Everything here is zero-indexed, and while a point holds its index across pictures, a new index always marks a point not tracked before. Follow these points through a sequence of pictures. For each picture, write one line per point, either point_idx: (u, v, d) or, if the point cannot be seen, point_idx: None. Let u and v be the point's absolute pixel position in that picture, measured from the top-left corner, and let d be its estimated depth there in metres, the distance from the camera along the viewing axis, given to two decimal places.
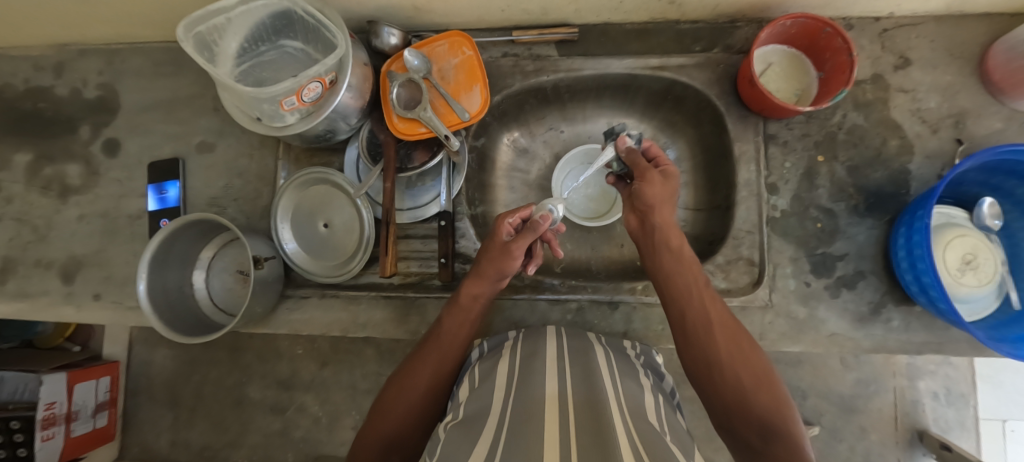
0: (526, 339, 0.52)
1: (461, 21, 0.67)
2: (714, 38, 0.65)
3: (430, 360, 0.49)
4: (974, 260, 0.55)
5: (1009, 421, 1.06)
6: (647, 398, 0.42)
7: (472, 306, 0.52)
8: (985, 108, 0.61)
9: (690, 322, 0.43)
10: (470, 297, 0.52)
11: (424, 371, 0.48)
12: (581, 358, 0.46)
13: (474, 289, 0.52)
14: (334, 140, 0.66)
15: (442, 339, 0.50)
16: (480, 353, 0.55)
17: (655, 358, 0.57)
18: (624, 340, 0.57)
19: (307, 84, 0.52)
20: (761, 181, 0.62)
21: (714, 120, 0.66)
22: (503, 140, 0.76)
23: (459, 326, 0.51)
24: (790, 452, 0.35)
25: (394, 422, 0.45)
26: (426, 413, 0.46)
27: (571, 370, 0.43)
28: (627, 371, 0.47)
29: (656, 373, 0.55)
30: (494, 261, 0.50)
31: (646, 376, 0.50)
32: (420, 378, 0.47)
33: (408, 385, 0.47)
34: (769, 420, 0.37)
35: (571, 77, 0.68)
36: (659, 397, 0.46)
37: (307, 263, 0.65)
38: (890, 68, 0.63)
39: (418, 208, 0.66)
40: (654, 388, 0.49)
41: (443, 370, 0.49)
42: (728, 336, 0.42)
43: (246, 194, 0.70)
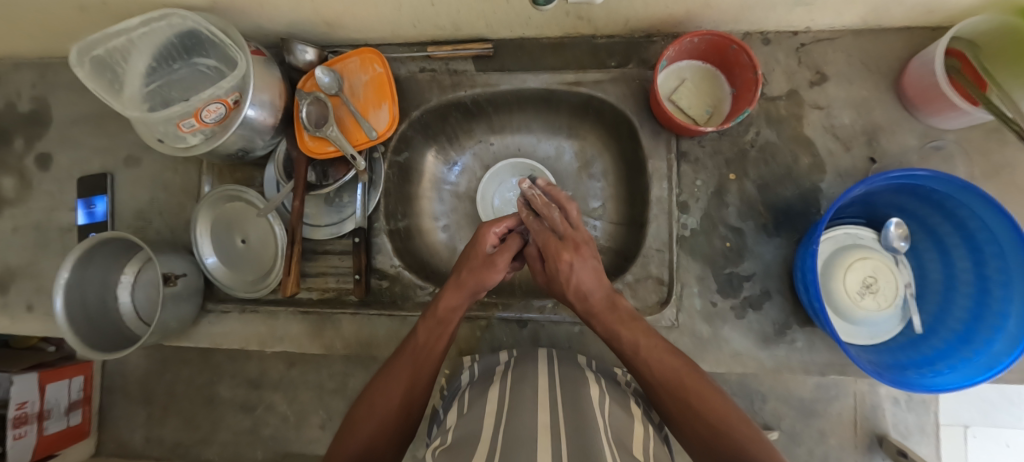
0: (516, 364, 0.54)
1: (377, 37, 0.67)
2: (630, 53, 0.64)
3: (402, 375, 0.46)
4: (874, 283, 0.54)
5: (970, 426, 1.05)
6: (636, 428, 0.43)
7: (448, 319, 0.50)
8: (901, 125, 0.60)
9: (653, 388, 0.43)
10: (447, 308, 0.50)
11: (397, 385, 0.45)
12: (573, 388, 0.47)
13: (451, 301, 0.51)
14: (252, 157, 0.67)
15: (417, 352, 0.48)
16: (470, 375, 0.57)
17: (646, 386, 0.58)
18: (615, 367, 0.59)
19: (207, 105, 0.53)
20: (670, 199, 0.61)
21: (631, 135, 0.66)
22: (428, 155, 0.75)
23: (434, 338, 0.49)
24: None
25: (363, 442, 0.41)
26: (398, 432, 0.43)
27: (561, 402, 0.43)
28: (617, 400, 0.49)
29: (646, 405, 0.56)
30: (476, 273, 0.51)
31: (635, 405, 0.50)
32: (393, 394, 0.44)
33: (380, 404, 0.44)
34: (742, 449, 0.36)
35: (489, 91, 0.67)
36: (647, 426, 0.47)
37: (226, 277, 0.67)
38: (806, 83, 0.62)
39: (337, 223, 0.67)
40: (644, 418, 0.49)
41: (414, 387, 0.45)
42: (689, 386, 0.42)
43: (171, 207, 0.71)
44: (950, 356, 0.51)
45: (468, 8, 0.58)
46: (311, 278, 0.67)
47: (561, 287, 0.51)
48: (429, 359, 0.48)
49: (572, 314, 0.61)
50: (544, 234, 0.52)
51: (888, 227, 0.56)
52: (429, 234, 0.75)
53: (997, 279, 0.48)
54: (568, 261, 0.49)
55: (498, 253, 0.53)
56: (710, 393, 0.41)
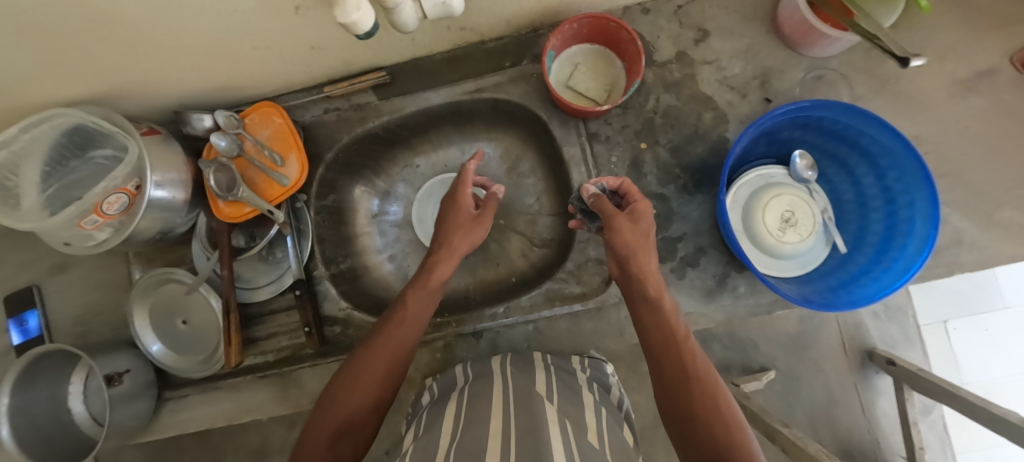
0: (473, 382, 0.53)
1: (272, 89, 0.66)
2: (522, 50, 0.66)
3: (388, 348, 0.41)
4: (793, 217, 0.56)
5: (949, 321, 1.08)
6: (589, 418, 0.44)
7: (435, 285, 0.48)
8: (787, 62, 0.62)
9: (668, 376, 0.37)
10: (440, 279, 0.48)
11: (380, 361, 0.40)
12: (525, 390, 0.47)
13: (444, 265, 0.49)
14: (174, 234, 0.66)
15: (399, 320, 0.44)
16: (430, 396, 0.57)
17: (606, 371, 0.57)
18: (573, 357, 0.57)
19: (106, 197, 0.53)
20: (591, 181, 0.63)
21: (543, 128, 0.67)
22: (357, 192, 0.75)
23: (420, 307, 0.46)
24: None
25: (350, 410, 0.37)
26: (380, 399, 0.39)
27: (514, 405, 0.43)
28: (568, 391, 0.49)
29: (605, 387, 0.55)
30: (461, 228, 0.51)
31: (591, 392, 0.50)
32: (379, 363, 0.40)
33: (363, 377, 0.39)
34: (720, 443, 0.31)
35: (398, 117, 0.68)
36: (601, 411, 0.47)
37: (177, 361, 0.65)
38: (691, 43, 0.63)
39: (276, 280, 0.66)
40: (599, 403, 0.49)
41: (399, 359, 0.42)
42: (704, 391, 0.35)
43: (109, 305, 0.69)
44: (874, 269, 0.53)
45: (352, 44, 0.58)
46: (263, 342, 0.66)
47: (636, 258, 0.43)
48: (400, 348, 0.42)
49: (523, 313, 0.62)
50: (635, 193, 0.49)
51: (796, 160, 0.58)
52: (376, 268, 0.75)
53: (898, 188, 0.51)
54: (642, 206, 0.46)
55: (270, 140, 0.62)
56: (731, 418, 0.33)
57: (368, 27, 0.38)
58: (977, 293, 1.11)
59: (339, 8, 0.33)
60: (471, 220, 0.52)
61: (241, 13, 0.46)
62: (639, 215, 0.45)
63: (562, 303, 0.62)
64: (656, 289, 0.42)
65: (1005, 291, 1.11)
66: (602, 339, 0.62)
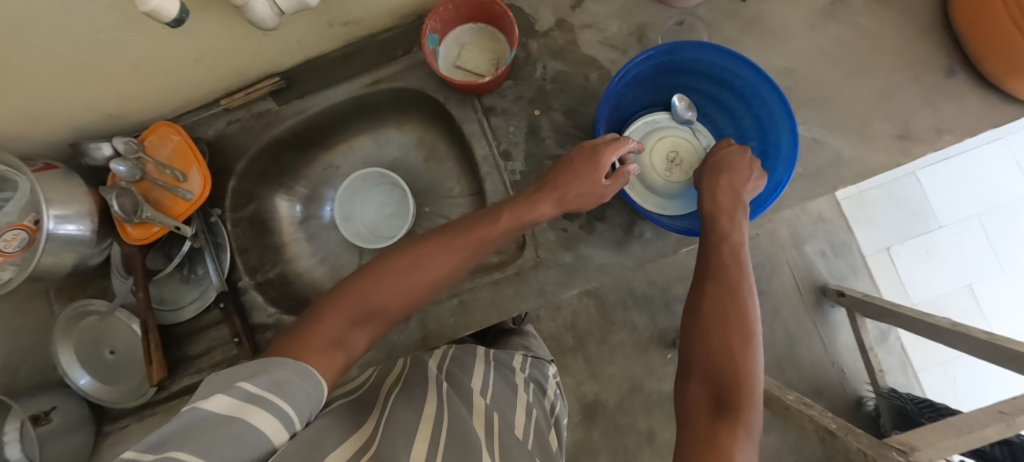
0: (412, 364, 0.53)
1: (170, 109, 0.67)
2: (411, 39, 0.68)
3: (446, 258, 0.42)
4: (678, 156, 0.60)
5: (893, 247, 1.12)
6: (518, 415, 0.47)
7: (528, 218, 0.46)
8: (658, 15, 0.66)
9: (709, 304, 0.40)
10: (535, 217, 0.46)
11: (439, 265, 0.41)
12: (459, 376, 0.49)
13: (544, 204, 0.47)
14: (89, 266, 0.66)
15: (476, 235, 0.43)
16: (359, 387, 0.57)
17: (544, 370, 0.62)
18: (514, 356, 0.60)
19: (3, 235, 0.52)
20: (494, 154, 0.65)
21: (444, 110, 0.69)
22: (279, 201, 0.76)
23: (502, 229, 0.45)
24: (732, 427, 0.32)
25: (389, 297, 0.39)
26: (416, 301, 0.41)
27: (448, 389, 0.45)
28: (501, 385, 0.51)
29: (540, 388, 0.57)
30: (573, 182, 0.47)
31: (525, 391, 0.53)
32: (432, 271, 0.41)
33: (419, 272, 0.40)
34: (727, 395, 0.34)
35: (301, 120, 0.69)
36: (533, 412, 0.50)
37: (107, 394, 0.64)
38: (568, 9, 0.67)
39: (202, 295, 0.67)
40: (531, 404, 0.52)
41: (449, 276, 0.42)
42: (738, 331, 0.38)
43: (34, 349, 0.68)
44: None
45: (235, 52, 0.60)
46: (197, 360, 0.66)
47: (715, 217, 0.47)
48: (450, 271, 0.42)
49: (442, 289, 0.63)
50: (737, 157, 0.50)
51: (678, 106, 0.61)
52: (309, 272, 0.76)
53: (763, 114, 0.56)
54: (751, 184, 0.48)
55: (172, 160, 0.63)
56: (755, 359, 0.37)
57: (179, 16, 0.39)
58: (912, 218, 1.13)
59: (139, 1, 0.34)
60: (599, 190, 0.48)
61: (100, 32, 0.47)
62: (728, 169, 0.49)
63: (481, 273, 0.64)
64: (742, 244, 0.45)
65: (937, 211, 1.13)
66: (525, 302, 0.63)
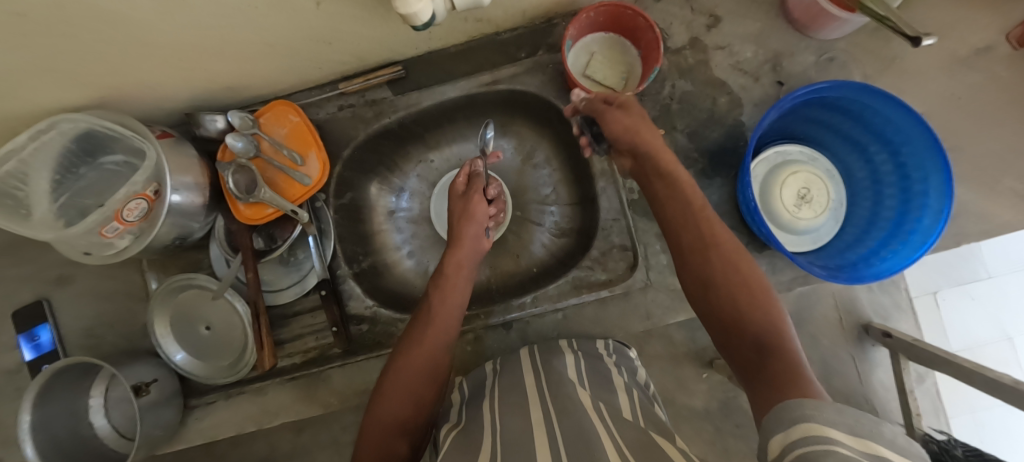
0: (502, 371, 0.56)
1: (285, 87, 0.65)
2: (536, 41, 0.66)
3: (422, 339, 0.49)
4: (809, 194, 0.58)
5: (939, 292, 1.11)
6: (621, 399, 0.46)
7: (458, 273, 0.56)
8: (797, 45, 0.64)
9: (691, 268, 0.43)
10: (456, 266, 0.56)
11: (422, 347, 0.49)
12: (555, 378, 0.49)
13: (456, 257, 0.57)
14: (190, 241, 0.65)
15: (429, 312, 0.52)
16: (462, 395, 0.56)
17: (628, 354, 0.59)
18: (598, 341, 0.59)
19: (127, 203, 0.51)
20: (612, 169, 0.64)
21: (560, 117, 0.67)
22: (374, 190, 0.75)
23: (446, 296, 0.53)
24: (781, 357, 0.32)
25: (398, 397, 0.45)
26: (428, 388, 0.47)
27: (545, 392, 0.47)
28: (600, 379, 0.50)
29: (632, 369, 0.56)
30: (468, 230, 0.59)
31: (620, 374, 0.52)
32: (417, 353, 0.48)
33: (406, 362, 0.48)
34: (762, 328, 0.36)
35: (413, 112, 0.68)
36: (633, 392, 0.49)
37: (201, 368, 0.64)
38: (703, 29, 0.64)
39: (299, 282, 0.66)
40: (629, 385, 0.51)
41: (438, 347, 0.49)
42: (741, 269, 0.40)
43: (122, 317, 0.68)
44: (891, 241, 0.54)
45: (367, 38, 0.58)
46: (288, 344, 0.66)
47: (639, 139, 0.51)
48: (435, 345, 0.49)
49: (551, 302, 0.63)
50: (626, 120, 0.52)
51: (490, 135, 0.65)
52: (397, 265, 0.75)
53: (911, 163, 0.53)
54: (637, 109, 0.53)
55: (286, 140, 0.62)
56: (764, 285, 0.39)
57: (423, 20, 0.40)
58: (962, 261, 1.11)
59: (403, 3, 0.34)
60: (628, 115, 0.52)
61: (255, 9, 0.45)
62: (626, 106, 0.54)
63: (589, 290, 0.63)
64: (688, 196, 0.46)
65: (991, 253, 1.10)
66: (628, 322, 0.62)
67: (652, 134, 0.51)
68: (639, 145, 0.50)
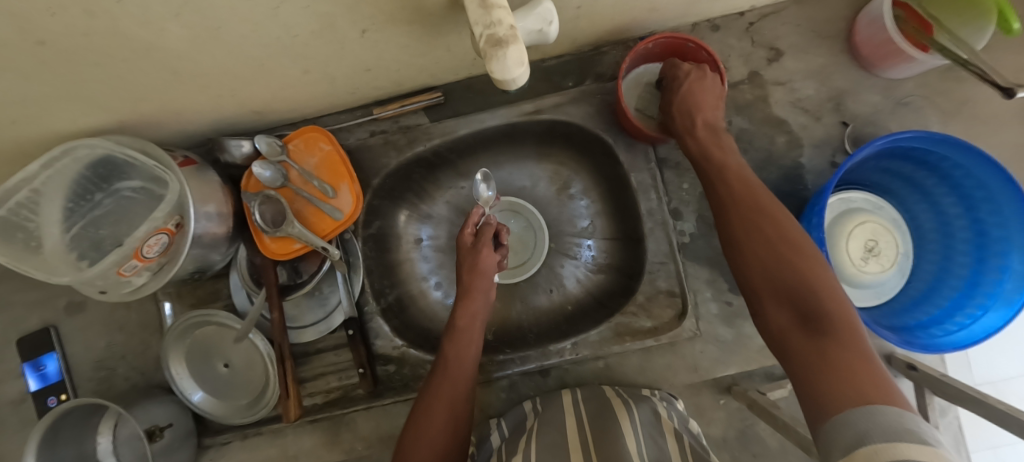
0: (543, 411, 0.54)
1: (315, 111, 0.62)
2: (583, 69, 0.62)
3: (442, 397, 0.47)
4: (874, 246, 0.55)
5: None
6: (669, 445, 0.44)
7: (472, 324, 0.52)
8: (862, 84, 0.60)
9: (730, 231, 0.40)
10: (469, 314, 0.52)
11: (441, 407, 0.46)
12: (601, 428, 0.47)
13: (471, 308, 0.52)
14: (211, 272, 0.61)
15: (448, 368, 0.49)
16: (500, 435, 0.56)
17: (677, 403, 0.56)
18: (643, 387, 0.57)
19: (147, 240, 0.47)
20: (662, 209, 0.60)
21: (605, 151, 0.63)
22: (398, 219, 0.70)
23: (463, 349, 0.50)
24: (835, 337, 0.28)
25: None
26: (450, 447, 0.45)
27: (590, 446, 0.44)
28: (648, 424, 0.48)
29: (682, 417, 0.54)
30: (478, 265, 0.54)
31: (669, 417, 0.50)
32: (437, 414, 0.45)
33: (425, 425, 0.45)
34: (812, 300, 0.31)
35: (449, 140, 0.64)
36: (684, 437, 0.47)
37: (219, 408, 0.60)
38: (763, 62, 0.61)
39: (324, 318, 0.62)
40: (679, 429, 0.49)
41: (457, 403, 0.47)
42: (779, 228, 0.36)
43: (134, 347, 0.64)
44: (965, 304, 0.50)
45: (408, 65, 0.54)
46: (310, 383, 0.62)
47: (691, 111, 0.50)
48: (452, 400, 0.47)
49: (593, 349, 0.60)
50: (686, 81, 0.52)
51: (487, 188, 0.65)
52: (423, 298, 0.70)
53: (992, 221, 0.49)
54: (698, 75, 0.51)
55: (317, 169, 0.58)
56: (803, 239, 0.35)
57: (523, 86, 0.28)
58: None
59: (499, 64, 0.24)
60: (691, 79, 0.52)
61: (294, 38, 0.41)
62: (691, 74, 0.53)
63: (633, 338, 0.59)
64: (735, 172, 0.43)
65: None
66: (674, 375, 0.60)
67: (712, 115, 0.50)
68: (697, 122, 0.49)
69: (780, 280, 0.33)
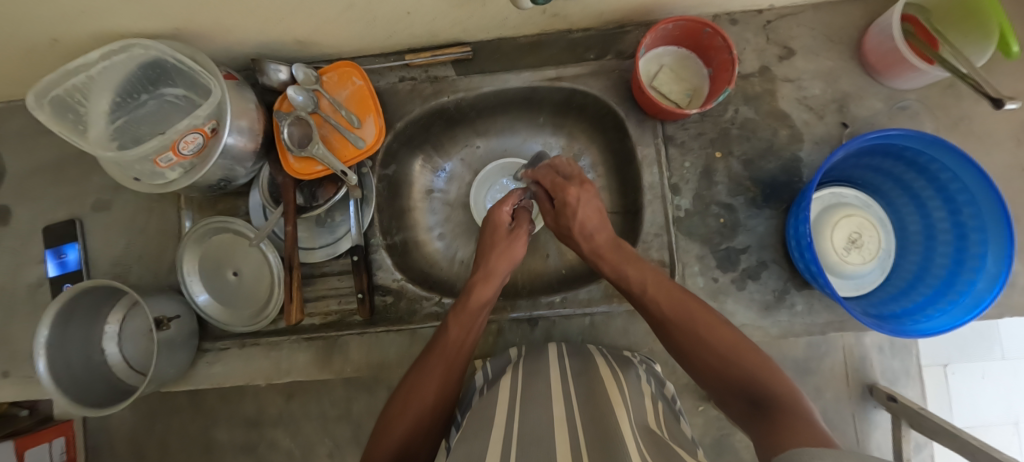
0: (528, 359, 0.55)
1: (351, 50, 0.66)
2: (605, 45, 0.66)
3: (436, 372, 0.47)
4: (859, 238, 0.58)
5: None
6: (647, 404, 0.46)
7: (478, 312, 0.53)
8: (866, 90, 0.63)
9: (667, 320, 0.46)
10: (479, 301, 0.54)
11: (432, 381, 0.47)
12: (586, 380, 0.48)
13: (483, 295, 0.54)
14: (233, 186, 0.65)
15: (447, 349, 0.50)
16: (484, 377, 0.57)
17: (654, 366, 0.59)
18: (626, 350, 0.60)
19: (184, 137, 0.51)
20: (663, 183, 0.63)
21: (616, 125, 0.67)
22: (416, 165, 0.74)
23: (465, 332, 0.52)
24: (778, 406, 0.34)
25: (400, 436, 0.42)
26: (434, 421, 0.45)
27: (574, 391, 0.45)
28: (627, 382, 0.49)
29: (659, 380, 0.57)
30: (503, 256, 0.57)
31: (647, 382, 0.53)
32: (428, 389, 0.46)
33: (414, 398, 0.45)
34: (751, 379, 0.38)
35: (472, 95, 0.68)
36: (658, 403, 0.49)
37: (221, 314, 0.63)
38: (775, 59, 0.64)
39: (332, 244, 0.66)
40: (655, 395, 0.51)
41: (449, 381, 0.48)
42: (697, 315, 0.45)
43: (150, 251, 0.68)
44: (938, 300, 0.53)
45: (444, 16, 0.58)
46: (311, 304, 0.65)
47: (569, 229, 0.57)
48: (441, 380, 0.47)
49: (582, 306, 0.63)
50: (551, 176, 0.60)
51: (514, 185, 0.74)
52: (426, 245, 0.74)
53: (971, 224, 0.51)
54: (574, 193, 0.56)
55: (347, 102, 0.62)
56: (712, 318, 0.44)
57: None
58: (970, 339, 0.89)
59: None
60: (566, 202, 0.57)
61: None
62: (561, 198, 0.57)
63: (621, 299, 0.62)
64: (638, 270, 0.51)
65: (1002, 337, 0.89)
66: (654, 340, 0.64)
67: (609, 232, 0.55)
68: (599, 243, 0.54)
69: (731, 378, 0.39)
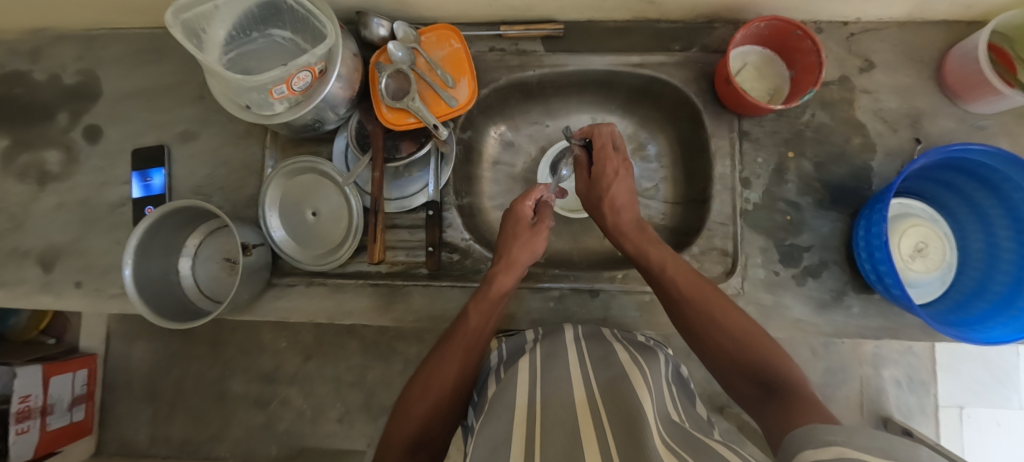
0: (545, 338, 0.48)
1: (448, 15, 0.69)
2: (691, 38, 0.68)
3: (455, 358, 0.45)
4: (924, 248, 0.60)
5: None
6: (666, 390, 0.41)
7: (498, 300, 0.51)
8: (941, 109, 0.65)
9: (682, 299, 0.44)
10: (501, 290, 0.52)
11: (452, 364, 0.45)
12: (603, 360, 0.42)
13: (505, 283, 0.53)
14: (321, 130, 0.67)
15: (466, 336, 0.48)
16: (498, 357, 0.51)
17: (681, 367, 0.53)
18: (640, 334, 0.54)
19: (297, 73, 0.53)
20: (734, 175, 0.65)
21: (692, 116, 0.69)
22: (489, 133, 0.77)
23: (486, 319, 0.49)
24: (792, 394, 0.32)
25: (418, 421, 0.41)
26: (454, 406, 0.43)
27: (592, 372, 0.39)
28: (650, 363, 0.44)
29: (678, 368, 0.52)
30: (526, 245, 0.56)
31: (665, 366, 0.48)
32: (449, 372, 0.44)
33: (435, 380, 0.44)
34: (766, 366, 0.36)
35: (556, 72, 0.70)
36: (674, 386, 0.45)
37: (294, 251, 0.66)
38: (856, 70, 0.66)
39: (406, 198, 0.68)
40: (671, 381, 0.46)
41: (467, 368, 0.45)
42: (712, 301, 0.42)
43: (231, 184, 0.70)
44: (999, 314, 0.55)
45: None
46: None
47: (597, 202, 0.58)
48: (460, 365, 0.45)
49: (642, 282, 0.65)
50: (603, 138, 0.60)
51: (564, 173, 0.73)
52: (489, 212, 0.76)
53: None
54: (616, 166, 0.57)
55: (442, 62, 0.64)
56: (730, 305, 0.42)
57: None
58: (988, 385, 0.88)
59: None
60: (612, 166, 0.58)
61: None
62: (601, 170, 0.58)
63: None
64: (658, 254, 0.49)
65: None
66: None
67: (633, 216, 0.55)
68: (623, 223, 0.55)
69: (744, 363, 0.38)
